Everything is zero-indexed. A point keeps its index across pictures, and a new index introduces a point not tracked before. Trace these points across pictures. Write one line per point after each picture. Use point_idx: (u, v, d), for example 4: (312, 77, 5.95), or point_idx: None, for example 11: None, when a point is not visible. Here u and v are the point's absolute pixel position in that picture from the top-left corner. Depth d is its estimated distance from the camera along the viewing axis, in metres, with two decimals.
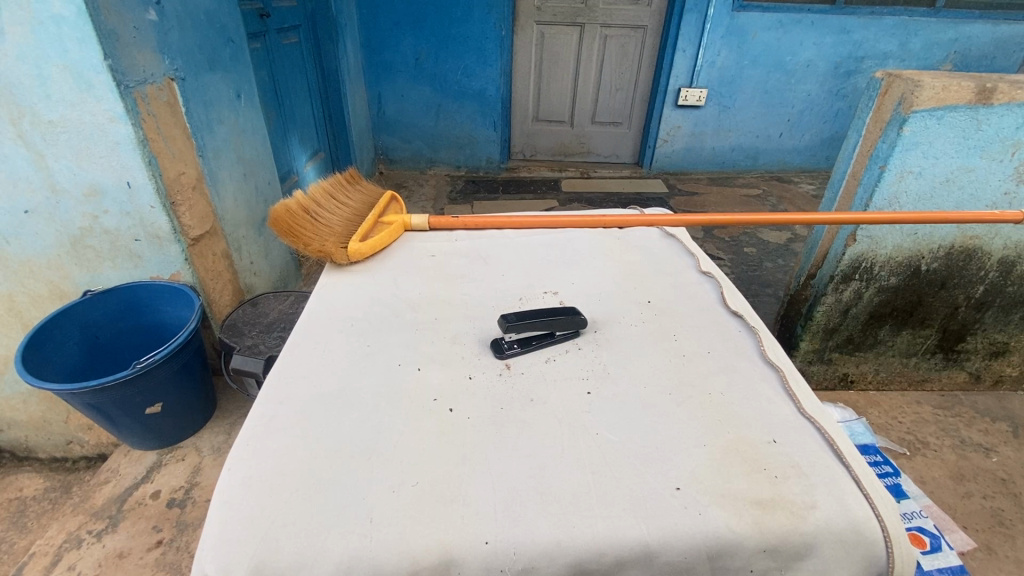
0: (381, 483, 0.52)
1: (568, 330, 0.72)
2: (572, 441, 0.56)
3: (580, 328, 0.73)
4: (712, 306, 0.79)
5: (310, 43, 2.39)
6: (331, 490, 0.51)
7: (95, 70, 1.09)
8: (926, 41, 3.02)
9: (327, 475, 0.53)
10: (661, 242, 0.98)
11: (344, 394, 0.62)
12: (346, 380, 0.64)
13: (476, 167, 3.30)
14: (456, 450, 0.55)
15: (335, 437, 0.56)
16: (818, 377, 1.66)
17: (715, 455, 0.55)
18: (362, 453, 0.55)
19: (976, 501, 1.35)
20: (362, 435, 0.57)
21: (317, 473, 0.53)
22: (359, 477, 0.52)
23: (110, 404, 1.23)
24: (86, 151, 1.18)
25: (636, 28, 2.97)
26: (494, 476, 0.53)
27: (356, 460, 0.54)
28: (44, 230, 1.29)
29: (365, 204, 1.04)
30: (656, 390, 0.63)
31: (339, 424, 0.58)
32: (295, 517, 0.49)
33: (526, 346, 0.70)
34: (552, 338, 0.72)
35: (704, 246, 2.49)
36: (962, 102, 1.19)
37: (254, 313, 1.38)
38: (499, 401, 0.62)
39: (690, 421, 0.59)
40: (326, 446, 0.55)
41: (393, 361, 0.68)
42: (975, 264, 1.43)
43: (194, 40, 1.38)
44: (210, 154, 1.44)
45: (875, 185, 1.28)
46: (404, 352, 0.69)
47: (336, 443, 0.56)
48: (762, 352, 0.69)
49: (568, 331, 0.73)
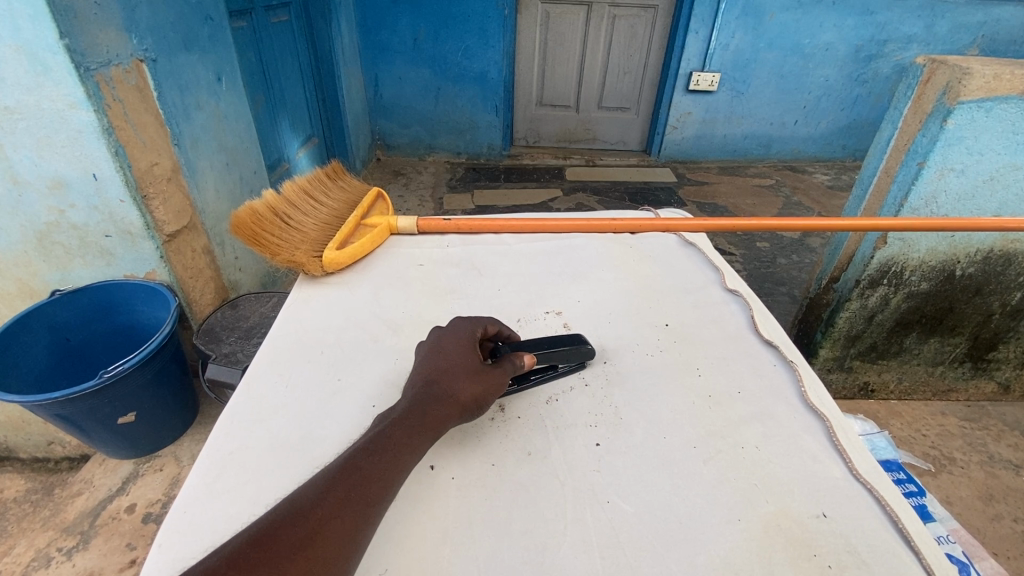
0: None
1: (572, 362, 0.62)
2: (577, 514, 0.47)
3: (586, 359, 0.62)
4: (741, 334, 0.68)
5: (301, 21, 2.26)
6: None
7: (51, 51, 0.98)
8: (953, 24, 2.85)
9: None
10: (678, 251, 0.87)
11: (306, 444, 0.53)
12: (310, 428, 0.55)
13: (477, 154, 3.17)
14: (434, 525, 0.46)
15: None
16: (837, 385, 1.56)
17: (752, 535, 0.45)
18: None
19: (1005, 525, 1.26)
20: None
21: None
22: None
23: (79, 415, 1.14)
24: (48, 141, 1.08)
25: (646, 7, 2.82)
26: (482, 560, 0.43)
27: None
28: (7, 224, 1.19)
29: (347, 203, 0.91)
30: (678, 442, 0.53)
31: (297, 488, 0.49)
32: None
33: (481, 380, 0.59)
34: (554, 372, 0.62)
35: (715, 240, 2.37)
36: (1015, 92, 1.07)
37: (233, 316, 1.28)
38: (491, 455, 0.52)
39: (719, 486, 0.49)
40: None
41: (367, 404, 0.58)
42: (1014, 270, 1.32)
43: (166, 16, 1.27)
44: (188, 143, 1.34)
45: (912, 184, 1.17)
46: (381, 389, 0.60)
47: None
48: (802, 394, 0.58)
49: (573, 363, 0.62)
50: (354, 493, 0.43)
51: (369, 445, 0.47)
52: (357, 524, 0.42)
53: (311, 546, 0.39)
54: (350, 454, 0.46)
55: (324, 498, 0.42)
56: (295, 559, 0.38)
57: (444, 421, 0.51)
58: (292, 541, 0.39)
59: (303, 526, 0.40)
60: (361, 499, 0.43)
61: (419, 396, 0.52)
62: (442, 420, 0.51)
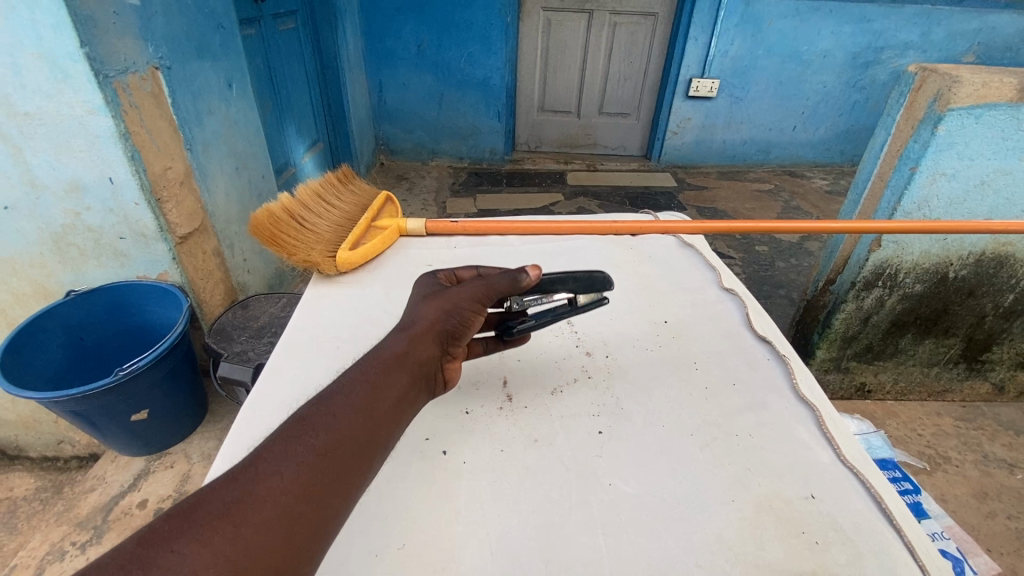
0: (369, 543, 0.47)
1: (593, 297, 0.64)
2: (581, 495, 0.50)
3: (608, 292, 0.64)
4: (736, 330, 0.72)
5: (307, 29, 2.30)
6: None
7: (72, 59, 1.02)
8: (949, 31, 2.90)
9: None
10: (678, 253, 0.91)
11: None
12: None
13: (480, 159, 3.21)
14: (444, 506, 0.50)
15: None
16: (834, 386, 1.59)
17: (745, 515, 0.49)
18: None
19: (999, 522, 1.28)
20: None
21: None
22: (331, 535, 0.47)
23: (93, 412, 1.18)
24: (66, 146, 1.11)
25: (647, 15, 2.87)
26: (490, 537, 0.47)
27: None
28: (25, 226, 1.22)
29: (357, 206, 0.95)
30: (676, 430, 0.57)
31: None
32: None
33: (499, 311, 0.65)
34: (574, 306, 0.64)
35: (715, 244, 2.40)
36: (1003, 100, 1.10)
37: (244, 316, 1.31)
38: (499, 442, 0.56)
39: (715, 470, 0.53)
40: None
41: None
42: (1006, 272, 1.35)
43: (180, 25, 1.31)
44: (200, 148, 1.38)
45: (904, 188, 1.20)
46: None
47: None
48: (794, 386, 0.62)
49: (594, 298, 0.64)
50: (298, 448, 0.43)
51: (318, 402, 0.47)
52: (306, 478, 0.41)
53: (253, 503, 0.38)
54: (298, 414, 0.45)
55: (264, 457, 0.42)
56: (235, 515, 0.37)
57: (413, 348, 0.54)
58: (230, 500, 0.38)
59: (242, 486, 0.39)
60: (307, 452, 0.42)
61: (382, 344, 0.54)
62: (412, 347, 0.54)
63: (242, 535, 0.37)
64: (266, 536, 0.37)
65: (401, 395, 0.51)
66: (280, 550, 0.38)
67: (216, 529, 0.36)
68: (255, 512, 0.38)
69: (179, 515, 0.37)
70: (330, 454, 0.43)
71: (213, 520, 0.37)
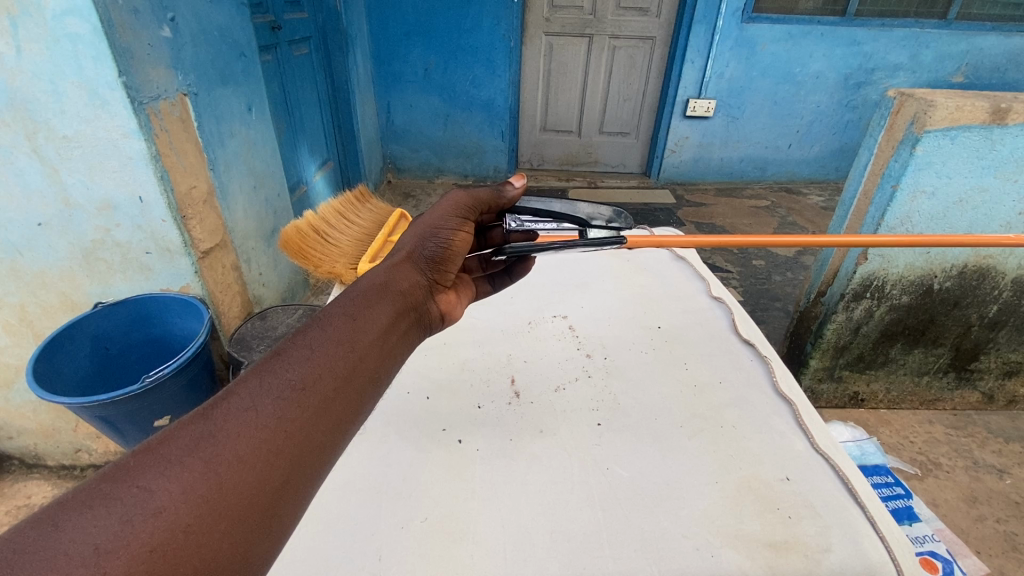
0: (439, 509, 0.64)
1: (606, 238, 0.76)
2: (585, 478, 0.67)
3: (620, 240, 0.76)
4: (724, 334, 0.91)
5: (320, 54, 2.42)
6: (384, 512, 0.63)
7: (110, 87, 1.10)
8: (938, 53, 3.00)
9: (366, 509, 0.64)
10: (672, 264, 1.10)
11: (386, 425, 0.75)
12: (385, 414, 0.77)
13: (484, 177, 3.31)
14: (464, 486, 0.67)
15: (380, 473, 0.68)
16: (828, 395, 1.64)
17: (727, 492, 0.66)
18: (390, 489, 0.66)
19: (988, 525, 1.33)
20: (389, 475, 0.68)
21: (356, 507, 0.64)
22: (381, 511, 0.63)
23: (118, 417, 1.23)
24: (99, 167, 1.20)
25: (645, 39, 2.98)
26: (511, 514, 0.63)
27: (389, 496, 0.65)
28: (56, 242, 1.29)
29: (374, 222, 1.02)
30: (670, 423, 0.75)
31: (381, 460, 0.70)
32: (349, 539, 0.61)
33: (519, 232, 0.77)
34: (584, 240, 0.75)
35: (713, 258, 2.47)
36: (976, 122, 1.18)
37: (263, 327, 1.38)
38: (509, 433, 0.74)
39: (704, 456, 0.70)
40: (371, 480, 0.67)
41: (419, 395, 0.80)
42: (988, 284, 1.42)
43: (206, 54, 1.40)
44: (221, 168, 1.46)
45: (887, 205, 1.27)
46: (429, 385, 0.83)
47: (379, 479, 0.67)
48: (774, 383, 0.80)
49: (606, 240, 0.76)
50: (274, 384, 0.44)
51: (292, 342, 0.48)
52: (284, 412, 0.43)
53: (227, 440, 0.39)
54: (272, 353, 0.47)
55: (237, 392, 0.43)
56: (205, 450, 0.38)
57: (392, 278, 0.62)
58: (201, 434, 0.39)
59: (215, 422, 0.40)
60: (284, 387, 0.44)
61: (363, 278, 0.60)
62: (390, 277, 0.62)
63: (217, 464, 0.38)
64: (241, 472, 0.39)
65: (381, 330, 0.55)
66: (261, 484, 0.40)
67: (186, 466, 0.37)
68: (231, 448, 0.39)
69: (146, 451, 0.37)
70: (307, 388, 0.45)
71: (183, 456, 0.37)
